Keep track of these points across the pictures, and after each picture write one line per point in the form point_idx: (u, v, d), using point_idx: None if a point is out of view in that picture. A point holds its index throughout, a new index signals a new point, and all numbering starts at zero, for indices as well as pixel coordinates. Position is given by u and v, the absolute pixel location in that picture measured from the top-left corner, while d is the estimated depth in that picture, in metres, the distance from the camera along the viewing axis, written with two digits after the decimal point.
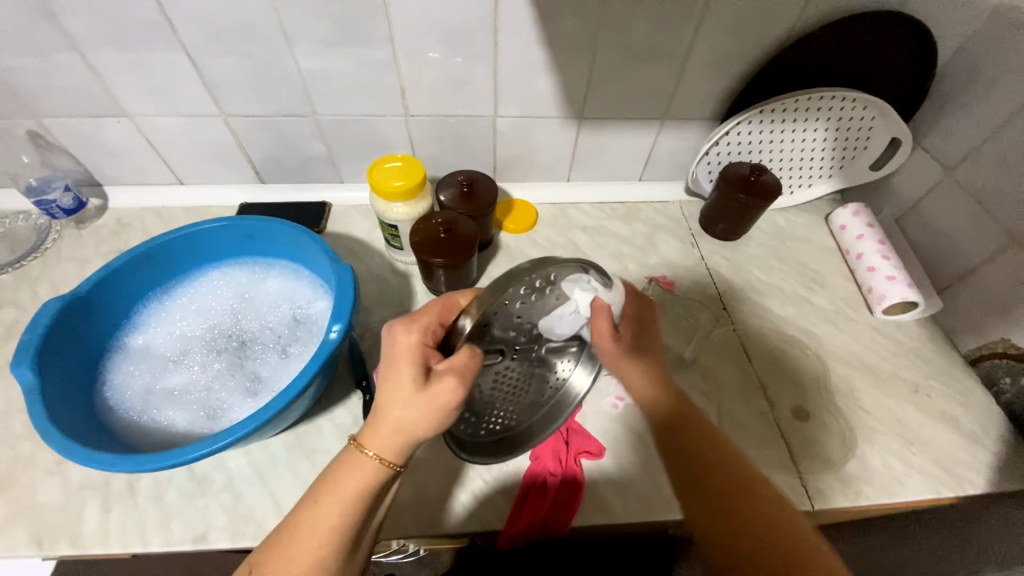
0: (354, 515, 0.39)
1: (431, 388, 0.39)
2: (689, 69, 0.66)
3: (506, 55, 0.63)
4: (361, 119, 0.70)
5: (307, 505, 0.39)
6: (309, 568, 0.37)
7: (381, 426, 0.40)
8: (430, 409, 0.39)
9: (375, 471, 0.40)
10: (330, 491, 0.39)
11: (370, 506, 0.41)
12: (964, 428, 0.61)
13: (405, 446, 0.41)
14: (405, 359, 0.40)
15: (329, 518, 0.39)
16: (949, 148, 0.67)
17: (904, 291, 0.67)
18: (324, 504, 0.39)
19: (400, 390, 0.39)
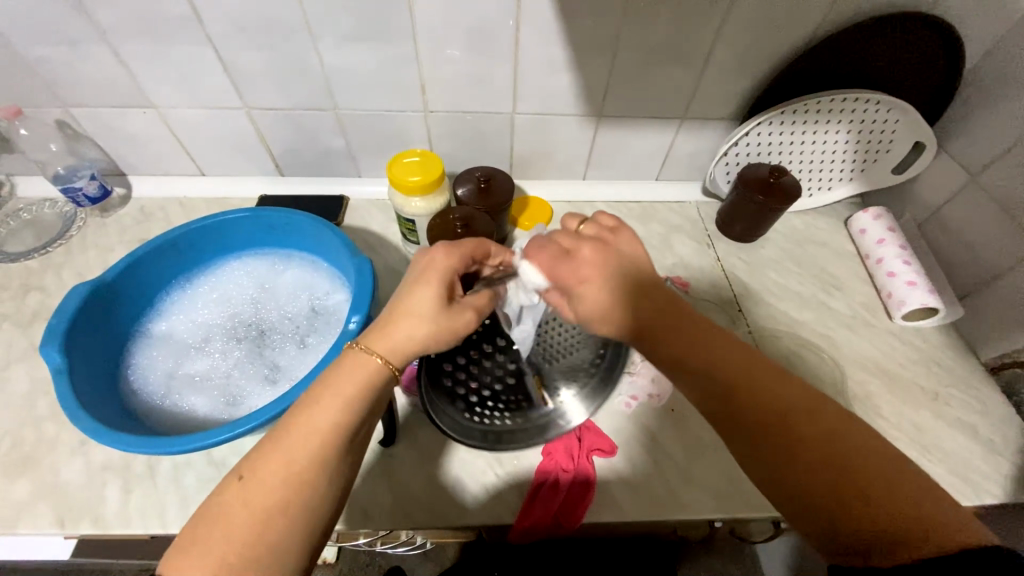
0: (355, 410, 0.39)
1: (456, 312, 0.43)
2: (709, 69, 0.66)
3: (526, 52, 0.63)
4: (381, 114, 0.71)
5: (308, 403, 0.39)
6: (310, 461, 0.37)
7: (394, 330, 0.41)
8: (446, 331, 0.43)
9: (382, 369, 0.41)
10: (334, 386, 0.39)
11: (370, 406, 0.40)
12: (983, 437, 0.60)
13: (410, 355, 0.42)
14: (440, 276, 0.43)
15: (329, 412, 0.38)
16: (974, 153, 0.66)
17: (925, 297, 0.66)
18: (328, 398, 0.39)
19: (423, 304, 0.42)
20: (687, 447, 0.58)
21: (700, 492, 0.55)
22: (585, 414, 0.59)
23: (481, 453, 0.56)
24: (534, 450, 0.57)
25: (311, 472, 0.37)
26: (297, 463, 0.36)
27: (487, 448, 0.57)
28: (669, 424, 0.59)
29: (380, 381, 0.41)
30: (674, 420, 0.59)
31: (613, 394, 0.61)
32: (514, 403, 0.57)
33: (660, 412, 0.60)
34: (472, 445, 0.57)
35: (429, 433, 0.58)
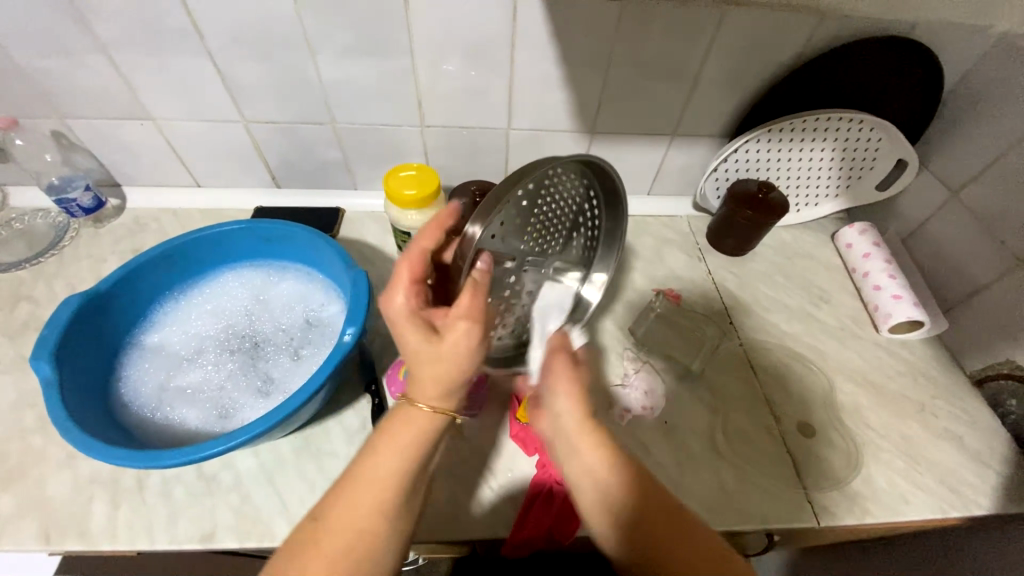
0: (412, 464, 0.40)
1: (444, 337, 0.40)
2: (699, 87, 0.68)
3: (521, 70, 0.65)
4: (378, 128, 0.72)
5: (366, 457, 0.40)
6: (374, 515, 0.38)
7: (423, 387, 0.42)
8: (459, 355, 0.41)
9: (428, 417, 0.42)
10: (388, 440, 0.40)
11: (427, 457, 0.42)
12: (969, 448, 0.61)
13: (450, 393, 0.42)
14: (408, 321, 0.41)
15: (388, 467, 0.39)
16: (954, 171, 0.68)
17: (910, 310, 0.67)
18: (383, 452, 0.40)
19: (419, 354, 0.41)
20: (680, 459, 0.58)
21: (694, 504, 0.55)
22: None
23: (475, 465, 0.56)
24: (529, 462, 0.57)
25: (374, 528, 0.38)
26: (360, 520, 0.38)
27: (481, 460, 0.57)
28: (662, 436, 0.59)
29: (438, 429, 0.42)
30: (668, 432, 0.60)
31: (606, 407, 0.61)
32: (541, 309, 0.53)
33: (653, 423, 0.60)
34: (466, 457, 0.57)
35: None
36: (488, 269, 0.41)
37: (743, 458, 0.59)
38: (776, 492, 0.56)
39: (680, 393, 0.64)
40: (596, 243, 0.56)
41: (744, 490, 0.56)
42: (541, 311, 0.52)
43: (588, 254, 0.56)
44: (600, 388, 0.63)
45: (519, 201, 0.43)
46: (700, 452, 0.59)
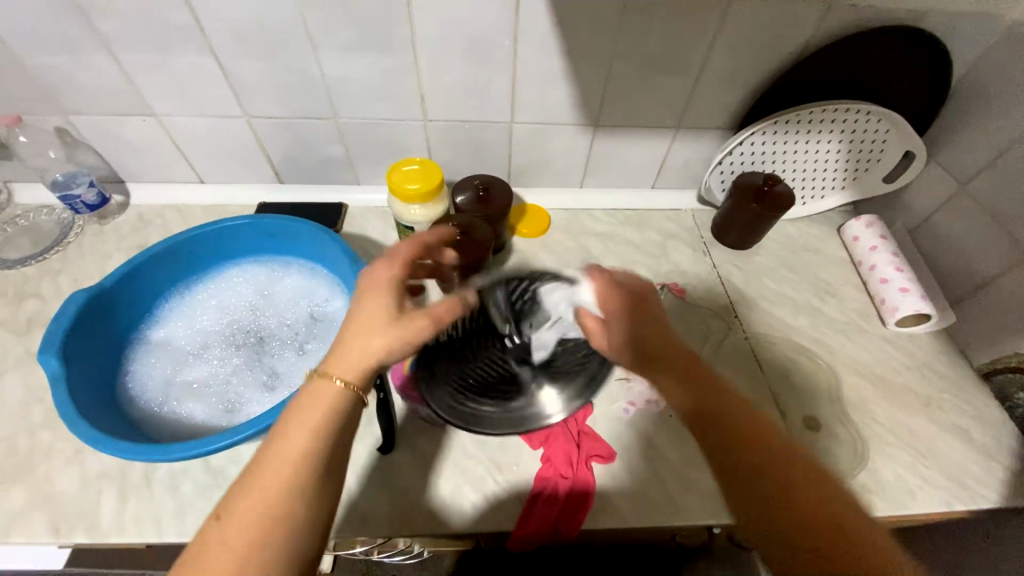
0: (323, 439, 0.39)
1: (400, 320, 0.42)
2: (704, 80, 0.67)
3: (524, 63, 0.65)
4: (380, 122, 0.71)
5: (270, 440, 0.38)
6: (284, 495, 0.36)
7: (343, 357, 0.41)
8: (400, 340, 0.42)
9: (340, 395, 0.40)
10: (297, 418, 0.39)
11: (339, 434, 0.40)
12: (977, 442, 0.60)
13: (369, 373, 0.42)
14: (388, 289, 0.43)
15: (298, 445, 0.38)
16: (963, 163, 0.67)
17: (917, 303, 0.67)
18: (293, 430, 0.38)
19: (372, 320, 0.42)
20: (686, 453, 0.58)
21: (700, 497, 0.55)
22: (584, 420, 0.59)
23: (480, 459, 0.56)
24: (533, 456, 0.57)
25: (285, 510, 0.36)
26: (268, 501, 0.36)
27: (485, 454, 0.57)
28: (667, 431, 0.59)
29: (346, 408, 0.40)
30: (673, 426, 0.60)
31: (611, 401, 0.61)
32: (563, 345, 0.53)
33: (658, 417, 0.60)
34: (471, 451, 0.57)
35: (426, 439, 0.58)
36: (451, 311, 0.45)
37: None
38: None
39: None
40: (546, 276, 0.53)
41: None
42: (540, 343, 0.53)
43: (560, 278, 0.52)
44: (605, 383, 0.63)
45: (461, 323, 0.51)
46: None
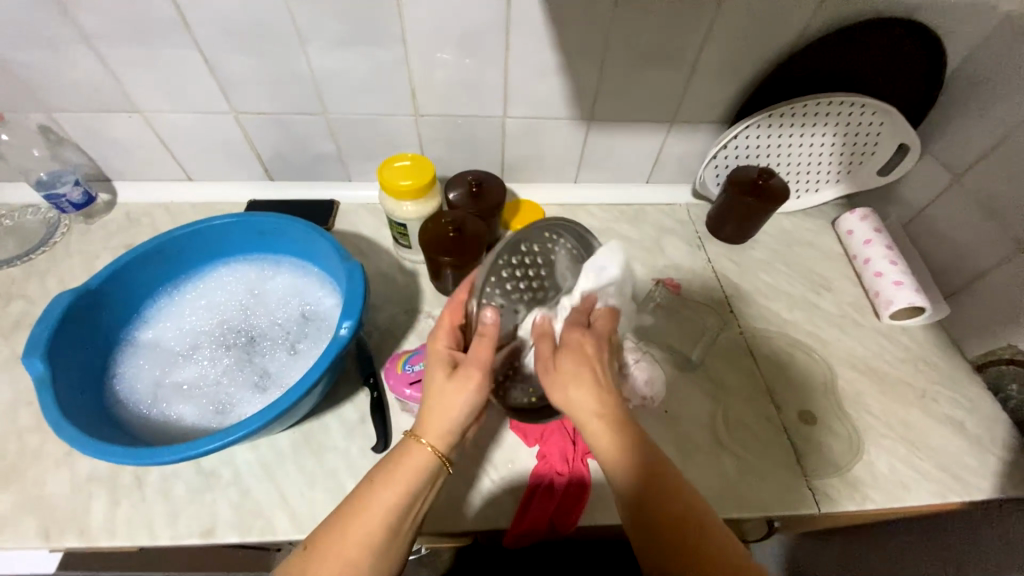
0: (405, 504, 0.40)
1: (461, 380, 0.41)
2: (699, 72, 0.66)
3: (516, 57, 0.64)
4: (371, 118, 0.70)
5: (364, 487, 0.40)
6: (361, 549, 0.38)
7: (431, 423, 0.42)
8: (465, 398, 0.42)
9: (427, 461, 0.41)
10: (386, 473, 0.40)
11: (417, 500, 0.41)
12: (971, 434, 0.61)
13: (453, 436, 0.42)
14: (434, 360, 0.44)
15: (384, 504, 0.40)
16: (957, 155, 0.67)
17: (911, 296, 0.67)
18: (379, 484, 0.40)
19: (437, 391, 0.42)
20: (680, 448, 0.58)
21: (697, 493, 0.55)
22: None
23: (475, 458, 0.56)
24: (529, 453, 0.56)
25: (360, 560, 0.38)
26: (348, 550, 0.38)
27: (481, 451, 0.56)
28: (662, 426, 0.59)
29: (433, 474, 0.42)
30: (668, 420, 0.60)
31: None
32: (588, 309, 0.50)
33: (653, 413, 0.60)
34: (467, 449, 0.57)
35: None
36: (494, 321, 0.41)
37: (744, 447, 0.58)
38: (778, 480, 0.56)
39: (680, 382, 0.63)
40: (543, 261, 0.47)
41: (745, 478, 0.56)
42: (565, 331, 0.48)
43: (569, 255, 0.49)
44: None
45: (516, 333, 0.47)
46: (702, 443, 0.58)
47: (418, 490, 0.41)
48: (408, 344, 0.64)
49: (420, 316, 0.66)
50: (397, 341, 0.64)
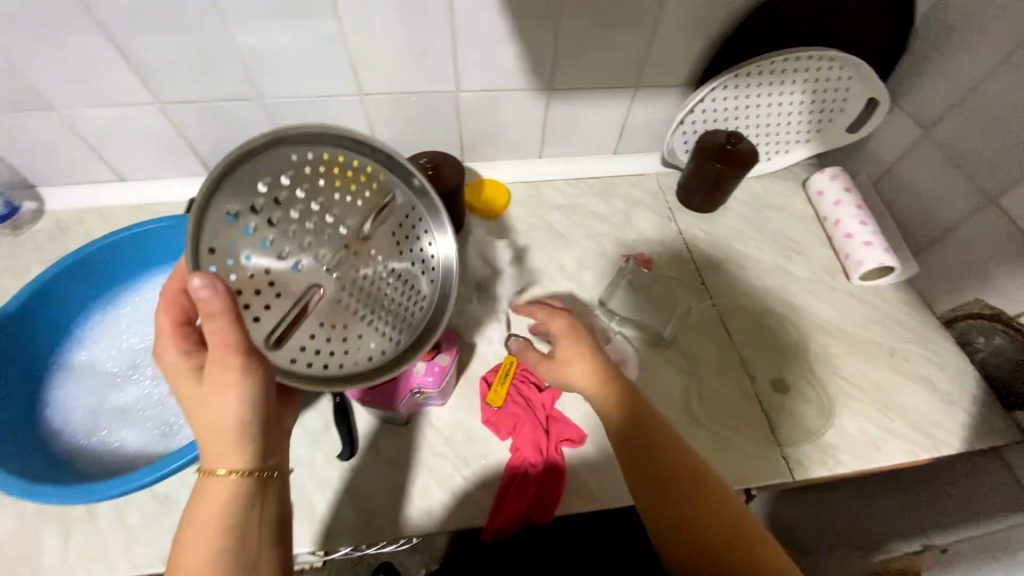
0: (228, 543, 0.34)
1: (215, 384, 0.34)
2: (660, 32, 0.62)
3: (463, 24, 0.58)
4: (312, 101, 0.65)
5: (175, 560, 0.34)
6: None
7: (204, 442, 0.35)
8: (229, 399, 0.35)
9: (230, 487, 0.35)
10: (187, 528, 0.34)
11: (245, 529, 0.35)
12: (940, 390, 0.61)
13: (239, 446, 0.36)
14: (187, 376, 0.37)
15: (199, 564, 0.33)
16: (926, 106, 0.65)
17: (881, 257, 0.66)
18: (185, 543, 0.34)
19: (198, 406, 0.36)
20: None
21: None
22: (552, 404, 0.57)
23: (447, 455, 0.54)
24: (502, 446, 0.55)
25: None
26: None
27: (453, 448, 0.55)
28: None
29: (247, 499, 0.36)
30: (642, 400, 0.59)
31: None
32: (368, 229, 0.40)
33: None
34: (437, 447, 0.55)
35: (389, 439, 0.55)
36: (212, 290, 0.32)
37: (717, 420, 0.58)
38: (751, 452, 0.56)
39: (654, 360, 0.62)
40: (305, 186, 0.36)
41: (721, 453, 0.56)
42: (374, 267, 0.40)
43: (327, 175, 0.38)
44: None
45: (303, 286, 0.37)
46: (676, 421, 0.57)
47: (243, 525, 0.35)
48: None
49: None
50: None
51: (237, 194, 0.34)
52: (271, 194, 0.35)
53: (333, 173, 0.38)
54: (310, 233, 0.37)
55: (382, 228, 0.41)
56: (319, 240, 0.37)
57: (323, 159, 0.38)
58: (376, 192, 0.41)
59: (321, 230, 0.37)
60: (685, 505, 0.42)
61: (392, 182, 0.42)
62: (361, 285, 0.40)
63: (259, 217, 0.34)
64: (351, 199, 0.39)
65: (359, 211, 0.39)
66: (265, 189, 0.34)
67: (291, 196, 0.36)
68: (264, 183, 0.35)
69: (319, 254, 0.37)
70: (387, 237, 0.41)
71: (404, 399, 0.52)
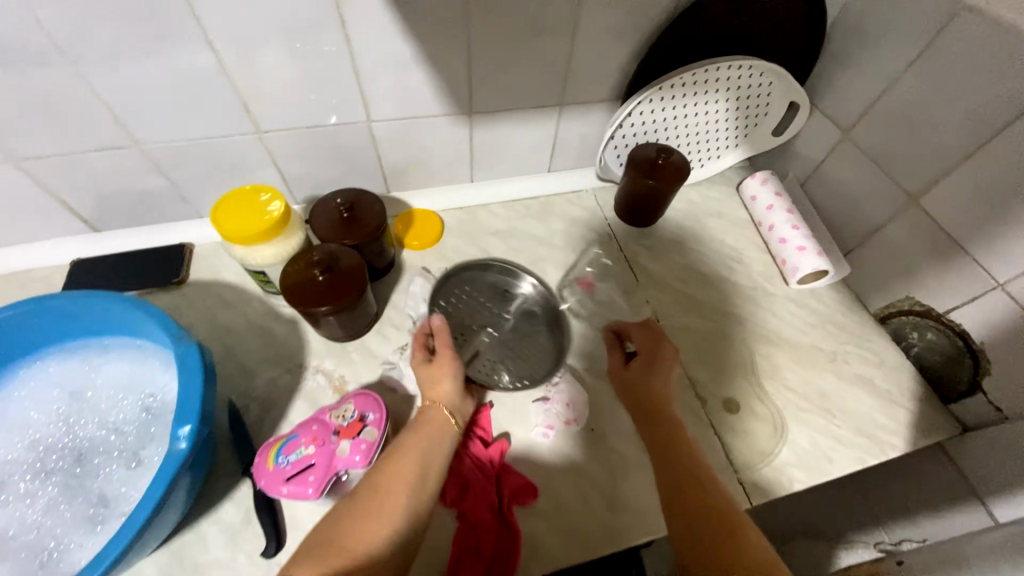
0: (427, 472, 0.43)
1: (441, 360, 0.52)
2: (579, 49, 0.59)
3: (364, 51, 0.53)
4: (203, 143, 0.57)
5: (385, 470, 0.41)
6: (396, 523, 0.38)
7: (437, 390, 0.50)
8: (454, 371, 0.51)
9: (446, 427, 0.47)
10: (401, 450, 0.43)
11: (438, 467, 0.44)
12: (880, 390, 0.62)
13: (457, 404, 0.50)
14: (419, 365, 0.52)
15: (408, 476, 0.41)
16: (843, 109, 0.66)
17: (815, 261, 0.66)
18: (400, 458, 0.42)
19: (433, 375, 0.51)
20: (611, 467, 0.54)
21: (633, 517, 0.52)
22: (501, 458, 0.53)
23: None
24: (449, 515, 0.51)
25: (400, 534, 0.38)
26: (384, 528, 0.37)
27: None
28: (590, 447, 0.55)
29: (444, 438, 0.46)
30: (596, 440, 0.56)
31: (530, 424, 0.56)
32: (507, 301, 0.66)
33: (579, 435, 0.56)
34: None
35: None
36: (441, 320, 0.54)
37: None
38: None
39: (604, 392, 0.59)
40: (468, 292, 0.66)
41: None
42: (521, 321, 0.65)
43: (477, 282, 0.67)
44: (519, 408, 0.57)
45: (485, 343, 0.62)
46: (631, 458, 0.55)
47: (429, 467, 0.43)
48: (295, 411, 0.54)
49: (306, 373, 0.57)
50: (280, 411, 0.54)
51: (440, 295, 0.64)
52: (454, 296, 0.65)
53: (480, 279, 0.67)
54: (479, 312, 0.64)
55: (514, 301, 0.66)
56: (486, 316, 0.64)
57: (472, 274, 0.67)
58: (504, 282, 0.67)
59: (484, 309, 0.64)
60: (705, 518, 0.41)
61: (512, 277, 0.67)
62: (515, 339, 0.63)
63: (453, 306, 0.64)
64: (494, 290, 0.66)
65: (499, 294, 0.66)
66: (451, 291, 0.65)
67: (461, 295, 0.65)
68: (451, 286, 0.65)
69: (485, 324, 0.63)
70: (519, 304, 0.66)
71: (329, 483, 0.44)
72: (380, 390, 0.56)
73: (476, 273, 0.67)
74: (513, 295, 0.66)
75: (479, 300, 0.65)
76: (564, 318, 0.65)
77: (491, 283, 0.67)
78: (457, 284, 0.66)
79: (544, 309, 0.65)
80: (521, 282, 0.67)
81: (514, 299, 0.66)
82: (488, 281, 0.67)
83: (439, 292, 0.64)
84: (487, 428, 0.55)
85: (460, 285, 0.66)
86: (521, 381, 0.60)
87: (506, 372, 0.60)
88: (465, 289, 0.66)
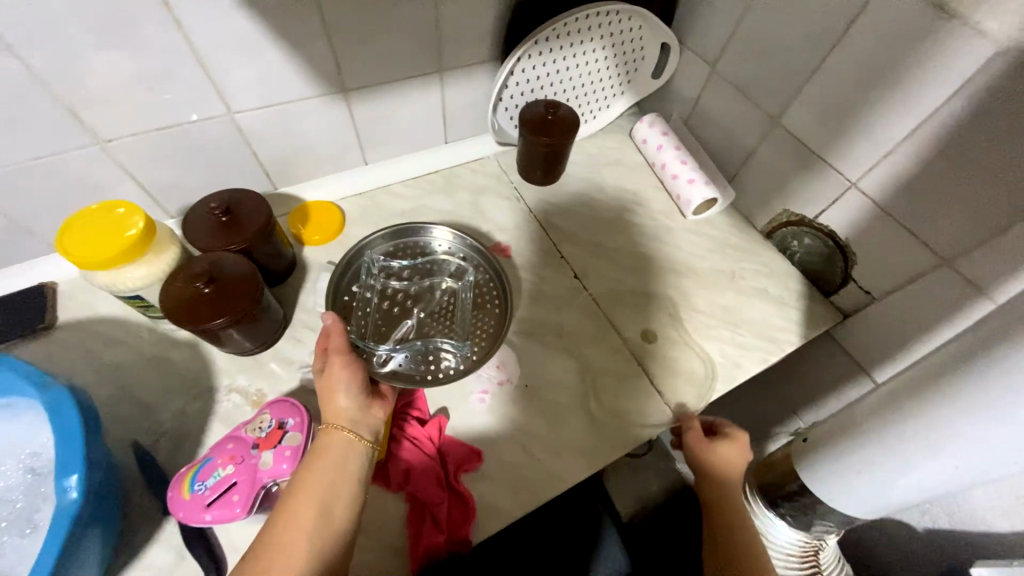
0: (325, 508, 0.41)
1: (332, 370, 0.47)
2: (444, 10, 0.57)
3: (205, 37, 0.48)
4: (35, 165, 0.50)
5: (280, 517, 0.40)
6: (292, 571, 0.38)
7: (332, 408, 0.46)
8: (348, 381, 0.47)
9: (345, 448, 0.44)
10: (296, 487, 0.41)
11: (340, 498, 0.42)
12: (773, 296, 0.69)
13: (360, 414, 0.47)
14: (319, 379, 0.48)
15: (303, 519, 0.40)
16: (707, 43, 0.70)
17: (704, 191, 0.71)
18: (294, 499, 0.41)
19: (329, 390, 0.47)
20: (549, 418, 0.56)
21: (575, 458, 0.54)
22: (441, 433, 0.54)
23: None
24: (397, 499, 0.51)
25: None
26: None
27: None
28: (526, 403, 0.57)
29: (347, 460, 0.44)
30: (531, 396, 0.58)
31: (466, 395, 0.57)
32: (428, 275, 0.62)
33: (514, 395, 0.57)
34: None
35: None
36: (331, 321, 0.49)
37: (602, 389, 0.59)
38: (638, 411, 0.58)
39: (532, 349, 0.61)
40: (378, 278, 0.61)
41: (614, 420, 0.57)
42: (450, 292, 0.61)
43: (385, 264, 0.62)
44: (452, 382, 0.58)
45: (411, 331, 0.58)
46: (566, 405, 0.58)
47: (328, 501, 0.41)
48: (212, 435, 0.51)
49: (219, 394, 0.53)
50: (196, 439, 0.51)
51: (348, 290, 0.60)
52: (365, 286, 0.60)
53: (391, 260, 0.63)
54: (398, 296, 0.60)
55: (437, 275, 0.62)
56: (408, 299, 0.60)
57: (382, 258, 0.62)
58: (422, 256, 0.64)
59: (404, 292, 0.61)
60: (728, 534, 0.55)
61: (428, 248, 0.64)
62: (444, 315, 0.60)
63: (367, 299, 0.60)
64: (410, 268, 0.62)
65: (418, 269, 0.63)
66: (362, 281, 0.61)
67: (373, 283, 0.61)
68: (362, 276, 0.61)
69: (407, 309, 0.59)
70: (444, 275, 0.63)
71: (257, 499, 0.43)
72: (303, 396, 0.54)
73: (387, 253, 0.63)
74: (435, 267, 0.63)
75: (395, 284, 0.61)
76: (496, 276, 0.62)
77: (409, 260, 0.63)
78: (366, 272, 0.61)
79: (472, 272, 0.63)
80: (441, 248, 0.64)
81: (434, 272, 0.63)
82: (403, 258, 0.63)
83: (347, 286, 0.60)
84: (423, 407, 0.55)
85: (371, 272, 0.62)
86: (459, 364, 0.56)
87: (441, 356, 0.56)
88: (375, 276, 0.61)
